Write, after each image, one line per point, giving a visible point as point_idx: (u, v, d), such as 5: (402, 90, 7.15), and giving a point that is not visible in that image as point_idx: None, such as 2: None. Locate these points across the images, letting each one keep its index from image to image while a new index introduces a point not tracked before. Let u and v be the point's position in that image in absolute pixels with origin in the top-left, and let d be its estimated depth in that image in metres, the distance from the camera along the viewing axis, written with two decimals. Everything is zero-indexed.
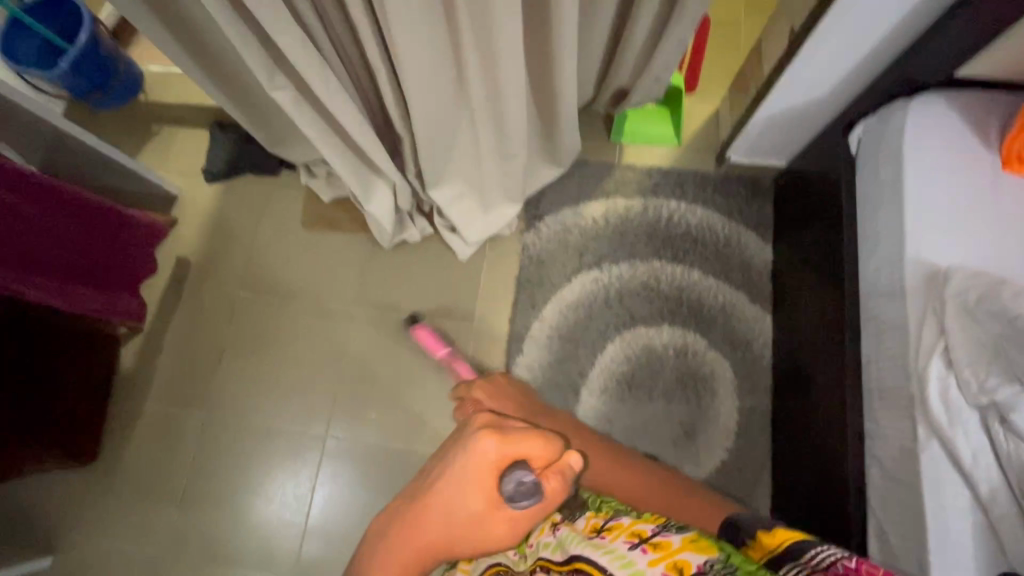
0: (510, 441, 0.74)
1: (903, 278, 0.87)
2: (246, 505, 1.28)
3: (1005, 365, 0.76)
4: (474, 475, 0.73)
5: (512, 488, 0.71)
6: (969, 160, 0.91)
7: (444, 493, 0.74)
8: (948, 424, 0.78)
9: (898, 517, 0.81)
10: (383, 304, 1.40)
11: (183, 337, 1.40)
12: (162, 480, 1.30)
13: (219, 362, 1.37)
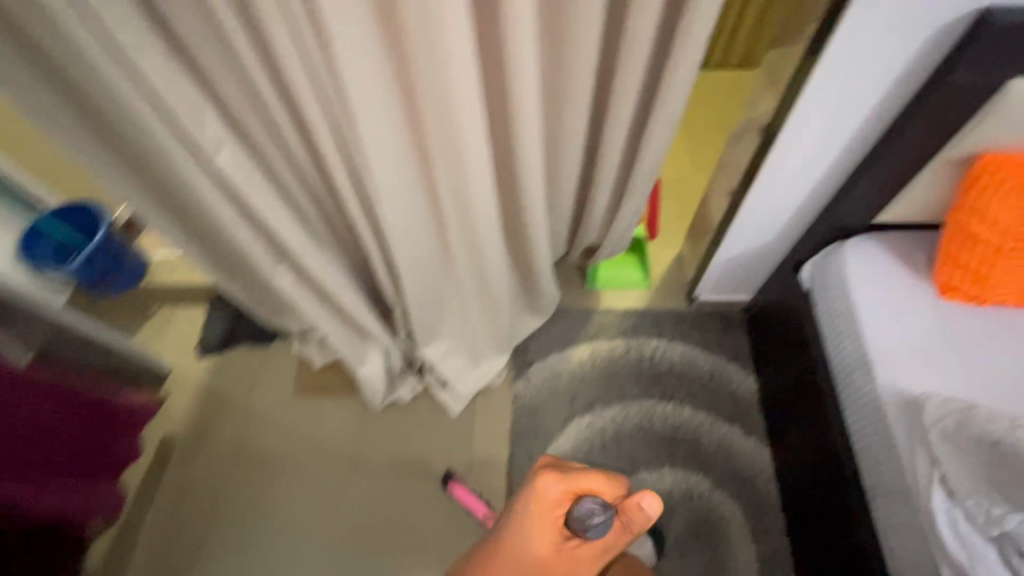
0: (570, 478, 0.96)
1: (884, 407, 0.91)
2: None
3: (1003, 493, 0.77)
4: (545, 514, 0.93)
5: (585, 511, 0.92)
6: (909, 291, 1.01)
7: (517, 534, 0.93)
8: (970, 562, 0.76)
9: None
10: (379, 472, 1.36)
11: (168, 528, 1.33)
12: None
13: (202, 551, 1.30)
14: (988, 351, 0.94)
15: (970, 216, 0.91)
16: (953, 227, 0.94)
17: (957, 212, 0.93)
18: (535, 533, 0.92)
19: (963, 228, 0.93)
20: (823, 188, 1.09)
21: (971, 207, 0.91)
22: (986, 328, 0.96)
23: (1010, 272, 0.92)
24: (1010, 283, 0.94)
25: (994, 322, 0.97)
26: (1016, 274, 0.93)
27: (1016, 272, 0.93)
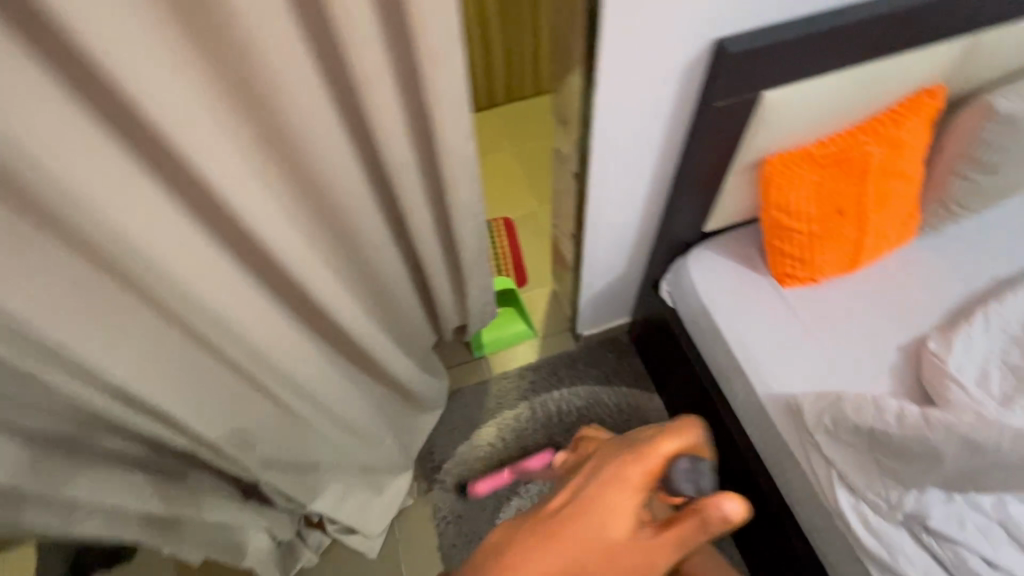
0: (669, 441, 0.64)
1: (771, 418, 0.91)
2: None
3: (891, 473, 0.78)
4: (637, 478, 0.61)
5: (680, 470, 0.62)
6: (755, 290, 1.04)
7: (601, 509, 0.59)
8: (892, 558, 0.75)
9: None
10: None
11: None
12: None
13: None
14: (835, 326, 0.98)
15: (778, 213, 0.96)
16: (769, 224, 0.98)
17: (766, 211, 0.97)
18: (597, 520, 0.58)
19: (777, 224, 0.97)
20: (652, 214, 1.08)
21: (776, 204, 0.95)
22: (828, 303, 1.01)
23: (829, 250, 0.98)
24: (829, 259, 0.99)
25: (834, 293, 1.02)
26: (831, 251, 0.98)
27: (831, 249, 0.98)
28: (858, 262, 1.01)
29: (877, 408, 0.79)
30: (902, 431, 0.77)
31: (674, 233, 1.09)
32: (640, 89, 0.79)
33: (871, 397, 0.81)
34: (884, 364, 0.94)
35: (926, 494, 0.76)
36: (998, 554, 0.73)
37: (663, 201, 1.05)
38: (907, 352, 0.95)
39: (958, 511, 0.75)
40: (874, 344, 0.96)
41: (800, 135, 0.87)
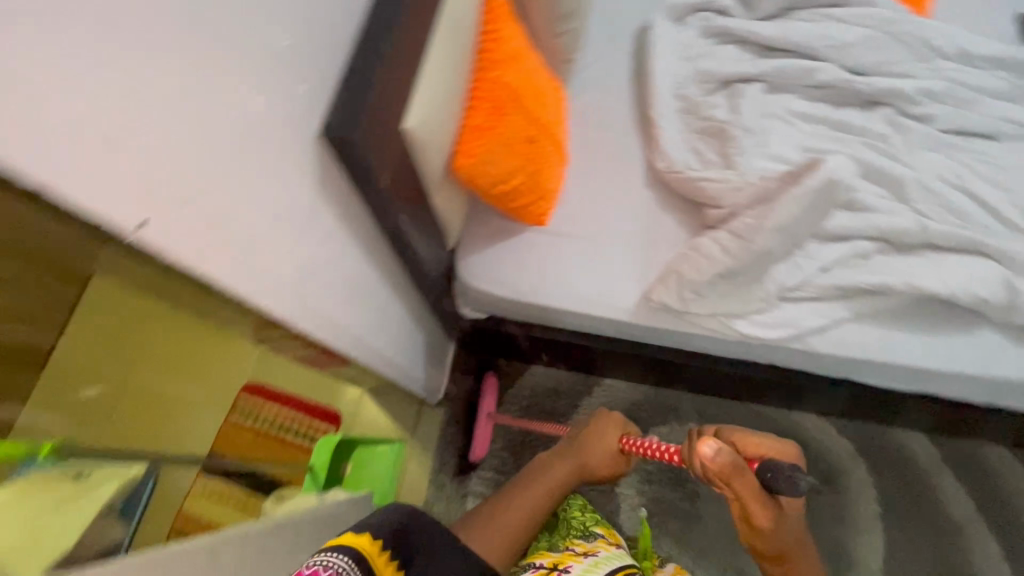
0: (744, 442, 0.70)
1: (649, 323, 0.94)
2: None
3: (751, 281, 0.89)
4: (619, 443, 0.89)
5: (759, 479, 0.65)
6: (534, 247, 0.98)
7: (601, 440, 0.86)
8: (795, 328, 0.89)
9: (863, 371, 0.94)
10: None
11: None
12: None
13: None
14: (604, 215, 0.99)
15: (495, 187, 0.85)
16: (495, 198, 0.88)
17: (486, 192, 0.86)
18: (606, 435, 0.87)
19: (502, 193, 0.87)
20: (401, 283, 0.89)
21: (488, 183, 0.84)
22: (582, 202, 1.00)
23: (547, 170, 0.94)
24: (552, 172, 0.95)
25: (576, 191, 1.01)
26: (550, 167, 0.94)
27: (547, 165, 0.93)
28: (563, 149, 0.99)
29: (704, 255, 0.87)
30: (736, 254, 0.86)
31: (433, 274, 0.93)
32: (299, 252, 0.61)
33: (694, 250, 0.88)
34: (656, 204, 0.99)
35: (772, 273, 0.88)
36: (830, 259, 0.89)
37: (400, 265, 0.86)
38: (653, 182, 1.01)
39: (794, 262, 0.89)
40: (636, 198, 1.00)
41: (454, 117, 0.74)
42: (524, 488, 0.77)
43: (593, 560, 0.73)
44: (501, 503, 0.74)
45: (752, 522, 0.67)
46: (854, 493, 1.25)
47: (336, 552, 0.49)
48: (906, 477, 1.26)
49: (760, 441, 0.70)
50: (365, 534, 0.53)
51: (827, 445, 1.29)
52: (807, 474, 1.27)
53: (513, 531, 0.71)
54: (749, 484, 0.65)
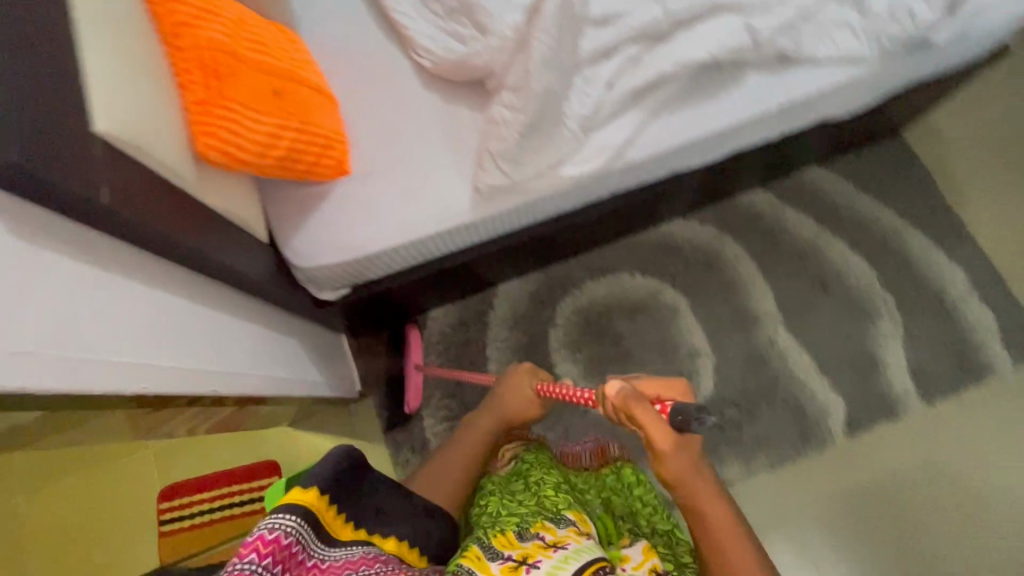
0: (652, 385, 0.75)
1: (490, 211, 0.94)
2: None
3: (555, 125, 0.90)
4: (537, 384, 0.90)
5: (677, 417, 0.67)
6: (350, 198, 0.93)
7: (512, 390, 0.90)
8: (610, 149, 0.93)
9: (684, 156, 1.02)
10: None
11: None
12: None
13: None
14: (398, 135, 0.95)
15: (266, 157, 0.79)
16: (276, 168, 0.82)
17: (259, 167, 0.79)
18: (518, 385, 0.90)
19: (278, 160, 0.81)
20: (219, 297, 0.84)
21: (255, 157, 0.77)
22: (374, 134, 0.95)
23: (318, 117, 0.87)
24: (323, 115, 0.88)
25: (363, 126, 0.96)
26: (319, 113, 0.87)
27: (315, 112, 0.87)
28: (325, 89, 0.91)
29: (500, 123, 0.88)
30: (527, 105, 0.86)
31: (255, 274, 0.87)
32: (80, 301, 0.57)
33: (490, 122, 0.88)
34: (444, 100, 0.97)
35: (568, 112, 0.91)
36: (607, 75, 0.93)
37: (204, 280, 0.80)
38: (428, 81, 0.98)
39: (581, 94, 0.92)
40: (423, 105, 0.97)
41: (163, 101, 0.65)
42: (459, 441, 0.90)
43: (566, 554, 0.63)
44: (438, 456, 0.88)
45: (658, 458, 0.69)
46: (732, 263, 1.41)
47: (294, 518, 0.49)
48: (764, 227, 1.43)
49: (648, 411, 0.66)
50: (313, 488, 0.52)
51: (695, 238, 1.44)
52: (691, 270, 1.41)
53: (453, 479, 0.84)
54: (659, 425, 0.66)
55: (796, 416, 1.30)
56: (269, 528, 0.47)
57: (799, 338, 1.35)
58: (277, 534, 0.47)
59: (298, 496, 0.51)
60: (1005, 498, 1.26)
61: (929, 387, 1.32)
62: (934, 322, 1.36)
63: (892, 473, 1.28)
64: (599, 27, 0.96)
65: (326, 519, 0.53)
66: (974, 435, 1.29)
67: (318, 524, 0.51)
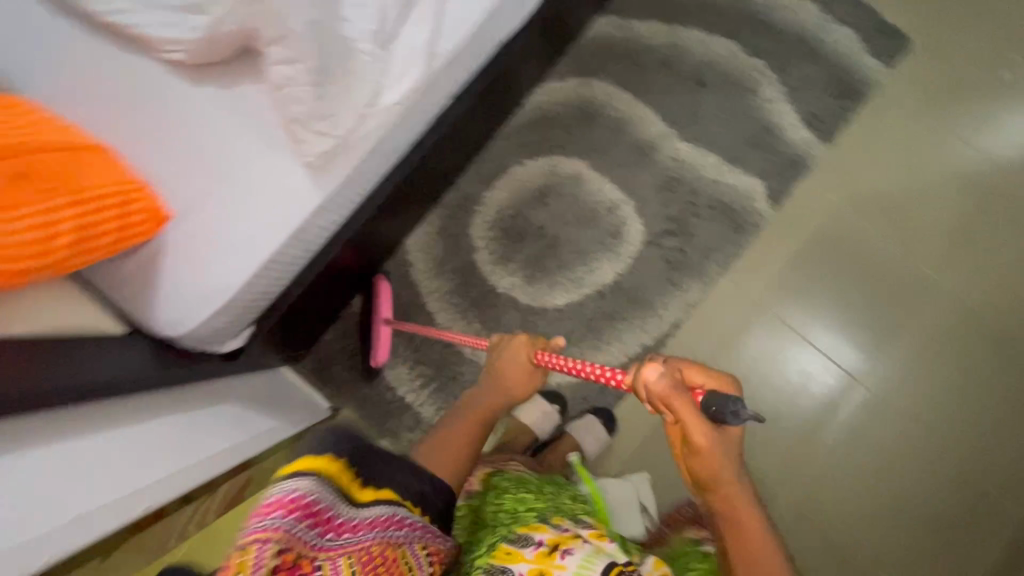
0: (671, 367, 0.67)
1: (340, 175, 0.84)
2: (937, 338, 1.31)
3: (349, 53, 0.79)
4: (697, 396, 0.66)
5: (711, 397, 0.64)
6: (188, 242, 0.83)
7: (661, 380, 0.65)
8: (421, 51, 0.84)
9: (500, 22, 0.93)
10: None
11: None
12: (1009, 399, 1.28)
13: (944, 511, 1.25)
14: (201, 151, 0.84)
15: (54, 251, 0.68)
16: (78, 255, 0.72)
17: (57, 264, 0.69)
18: (517, 354, 0.88)
19: (74, 246, 0.71)
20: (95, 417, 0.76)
21: (40, 258, 0.67)
22: (173, 164, 0.84)
23: (92, 177, 0.74)
24: (91, 172, 0.75)
25: (157, 162, 0.84)
26: (93, 172, 0.75)
27: (85, 173, 0.74)
28: (83, 142, 0.77)
29: (289, 82, 0.76)
30: (303, 47, 0.74)
31: (128, 374, 0.79)
32: None
33: (277, 87, 0.76)
34: (224, 91, 0.85)
35: (355, 34, 0.80)
36: None
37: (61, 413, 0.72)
38: (198, 77, 0.85)
39: (358, 9, 0.80)
40: (205, 106, 0.85)
41: None
42: (473, 404, 0.88)
43: (596, 547, 0.73)
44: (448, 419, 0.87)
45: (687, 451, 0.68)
46: (607, 103, 1.36)
47: (313, 480, 0.51)
48: (621, 53, 1.37)
49: (704, 373, 0.68)
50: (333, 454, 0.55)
51: (560, 97, 1.37)
52: (572, 130, 1.36)
53: (447, 452, 0.80)
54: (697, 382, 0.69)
55: (725, 214, 1.33)
56: (286, 491, 0.49)
57: (697, 142, 1.34)
58: (302, 491, 0.50)
59: (323, 462, 0.53)
60: (922, 188, 1.35)
61: (825, 127, 1.35)
62: (807, 65, 1.36)
63: (823, 219, 1.34)
64: None
65: (345, 485, 0.55)
66: (876, 150, 1.35)
67: (336, 486, 0.54)
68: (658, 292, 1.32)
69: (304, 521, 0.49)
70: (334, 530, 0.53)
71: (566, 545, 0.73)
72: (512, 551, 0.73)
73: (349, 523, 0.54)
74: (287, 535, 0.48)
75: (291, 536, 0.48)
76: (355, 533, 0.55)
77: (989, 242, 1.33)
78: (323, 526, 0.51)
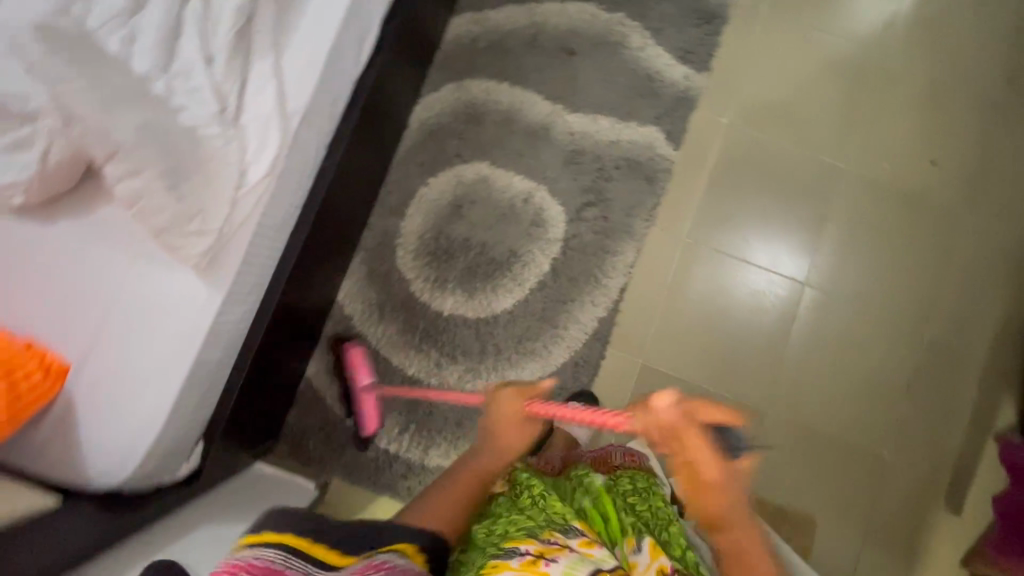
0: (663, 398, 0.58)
1: (233, 267, 0.81)
2: (860, 221, 1.37)
3: (197, 144, 0.75)
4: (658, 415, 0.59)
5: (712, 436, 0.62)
6: (98, 385, 0.79)
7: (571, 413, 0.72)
8: (274, 119, 0.81)
9: (344, 60, 0.89)
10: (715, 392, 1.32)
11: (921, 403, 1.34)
12: (937, 257, 1.36)
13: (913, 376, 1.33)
14: (80, 289, 0.79)
15: None
16: None
17: None
18: (503, 409, 0.80)
19: None
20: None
21: None
22: (53, 312, 0.78)
23: None
24: None
25: (35, 314, 0.78)
26: None
27: None
28: None
29: (141, 193, 0.71)
30: (144, 155, 0.70)
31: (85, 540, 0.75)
32: None
33: (130, 203, 0.71)
34: (82, 220, 0.79)
35: (198, 123, 0.76)
36: (197, 56, 0.78)
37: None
38: (49, 214, 0.79)
39: (194, 99, 0.78)
40: (68, 241, 0.79)
41: None
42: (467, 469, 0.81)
43: (579, 555, 0.65)
44: (440, 487, 0.80)
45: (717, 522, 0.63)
46: (489, 99, 1.34)
47: (267, 548, 0.58)
48: (486, 46, 1.35)
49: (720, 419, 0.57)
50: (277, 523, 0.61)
51: (441, 106, 1.34)
52: (463, 134, 1.33)
53: (447, 504, 0.77)
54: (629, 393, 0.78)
55: (634, 170, 1.34)
56: (250, 555, 0.57)
57: (586, 109, 1.34)
58: (267, 560, 0.57)
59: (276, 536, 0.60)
60: (804, 88, 1.39)
61: (699, 57, 1.37)
62: (663, 3, 1.38)
63: (725, 144, 1.37)
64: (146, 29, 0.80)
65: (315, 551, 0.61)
66: (752, 64, 1.39)
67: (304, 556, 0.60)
68: (596, 264, 1.32)
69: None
70: None
71: (551, 554, 0.65)
72: (495, 565, 0.65)
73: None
74: None
75: None
76: None
77: (877, 118, 1.39)
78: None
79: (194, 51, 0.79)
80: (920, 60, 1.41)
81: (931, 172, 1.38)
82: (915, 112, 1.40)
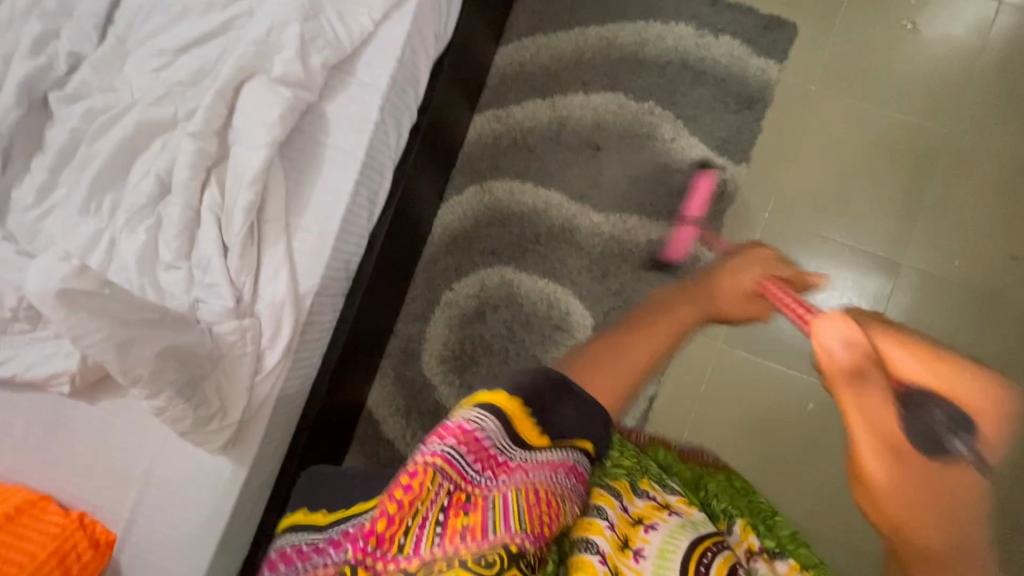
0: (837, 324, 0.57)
1: (254, 442, 0.84)
2: (930, 321, 1.22)
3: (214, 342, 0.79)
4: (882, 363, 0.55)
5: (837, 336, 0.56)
6: (140, 554, 0.85)
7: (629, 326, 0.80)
8: (288, 300, 0.83)
9: (356, 224, 0.88)
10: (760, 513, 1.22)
11: None
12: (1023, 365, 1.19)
13: None
14: (123, 465, 0.86)
15: None
16: None
17: None
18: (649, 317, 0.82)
19: None
20: None
21: None
22: (102, 485, 0.86)
23: (34, 541, 0.77)
24: (28, 538, 0.77)
25: (89, 488, 0.86)
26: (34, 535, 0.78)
27: (27, 542, 0.77)
28: (17, 504, 0.80)
29: (164, 402, 0.74)
30: (160, 373, 0.72)
31: None
32: None
33: (154, 410, 0.75)
34: (122, 401, 0.86)
35: (216, 318, 0.80)
36: (214, 251, 0.82)
37: None
38: (93, 394, 0.86)
39: (213, 293, 0.81)
40: (111, 421, 0.86)
41: None
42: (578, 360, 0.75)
43: (681, 520, 0.59)
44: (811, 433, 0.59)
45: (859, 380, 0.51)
46: (511, 199, 1.31)
47: (493, 421, 0.51)
48: (509, 145, 1.32)
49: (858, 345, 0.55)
50: (510, 391, 0.53)
51: (464, 209, 1.33)
52: (487, 238, 1.31)
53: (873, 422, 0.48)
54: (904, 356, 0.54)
55: (665, 270, 1.26)
56: (467, 423, 0.50)
57: (614, 208, 1.29)
58: (476, 440, 0.50)
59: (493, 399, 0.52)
60: (861, 175, 1.26)
61: (736, 146, 1.27)
62: (699, 88, 1.28)
63: (768, 240, 1.26)
64: (170, 218, 0.83)
65: (519, 424, 0.52)
66: (800, 149, 1.27)
67: (506, 423, 0.51)
68: None
69: (466, 456, 0.49)
70: (493, 470, 0.51)
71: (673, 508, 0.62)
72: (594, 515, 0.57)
73: (507, 464, 0.51)
74: (455, 464, 0.49)
75: (453, 469, 0.49)
76: (512, 475, 0.51)
77: (948, 207, 1.24)
78: (485, 463, 0.50)
79: (212, 244, 0.82)
80: (1002, 135, 1.24)
81: (1010, 269, 1.22)
82: (993, 200, 1.23)
